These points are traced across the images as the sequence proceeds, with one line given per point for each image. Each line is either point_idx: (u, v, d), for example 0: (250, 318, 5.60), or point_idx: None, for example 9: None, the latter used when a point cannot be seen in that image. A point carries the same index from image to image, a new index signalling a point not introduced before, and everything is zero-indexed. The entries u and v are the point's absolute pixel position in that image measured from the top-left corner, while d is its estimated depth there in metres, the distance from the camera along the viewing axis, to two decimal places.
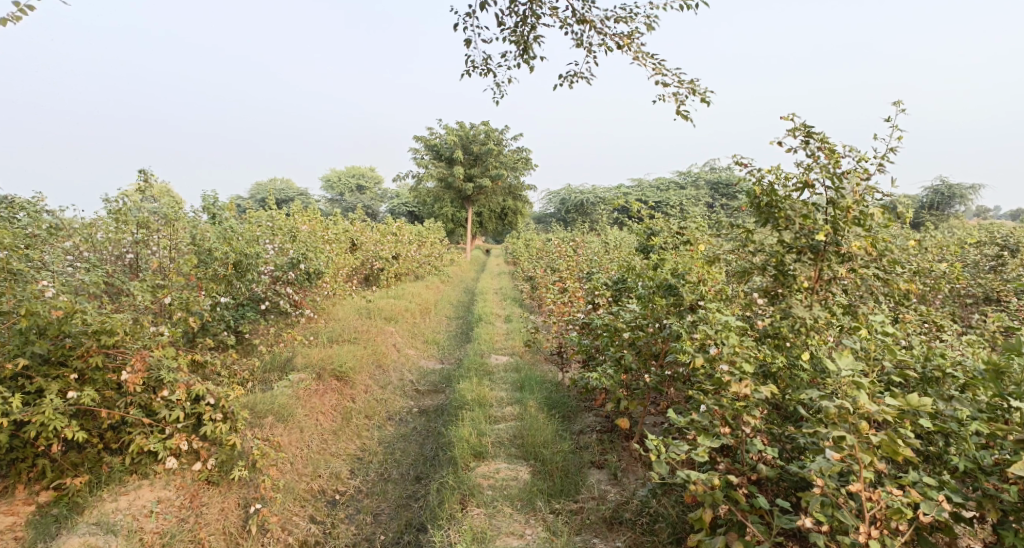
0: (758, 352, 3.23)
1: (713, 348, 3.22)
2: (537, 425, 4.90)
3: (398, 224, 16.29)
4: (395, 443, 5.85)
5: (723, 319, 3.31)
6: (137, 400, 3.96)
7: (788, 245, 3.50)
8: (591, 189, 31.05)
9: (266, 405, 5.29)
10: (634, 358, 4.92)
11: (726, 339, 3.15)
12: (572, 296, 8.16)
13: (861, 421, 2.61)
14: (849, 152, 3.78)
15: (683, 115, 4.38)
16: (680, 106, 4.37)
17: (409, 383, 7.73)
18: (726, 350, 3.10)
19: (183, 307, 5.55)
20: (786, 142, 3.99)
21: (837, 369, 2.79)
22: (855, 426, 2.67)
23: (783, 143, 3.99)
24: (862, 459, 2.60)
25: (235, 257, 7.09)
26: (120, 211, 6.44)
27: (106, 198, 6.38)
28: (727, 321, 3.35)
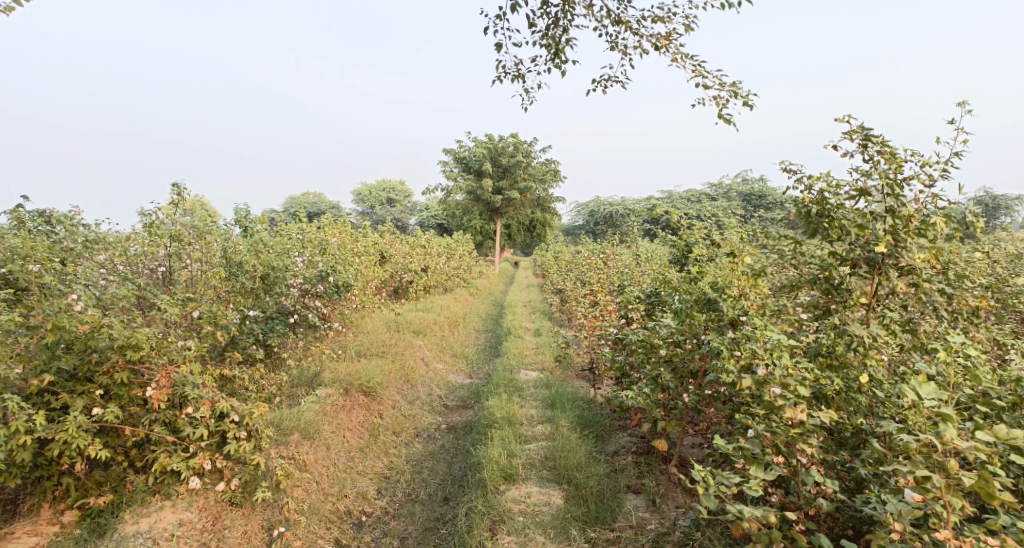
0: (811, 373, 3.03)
1: (762, 369, 2.97)
2: (570, 447, 4.72)
3: (427, 236, 16.26)
4: (423, 461, 5.71)
5: (772, 337, 3.11)
6: (161, 417, 3.86)
7: (841, 257, 3.30)
8: (621, 201, 30.80)
9: (292, 421, 5.19)
10: (672, 376, 4.72)
11: (778, 360, 2.93)
12: (604, 309, 7.97)
13: (951, 460, 2.43)
14: (910, 156, 3.57)
15: (725, 119, 4.19)
16: (723, 110, 4.19)
17: (437, 398, 7.60)
18: (779, 372, 2.86)
19: (211, 321, 5.49)
20: (840, 147, 3.80)
21: (918, 399, 2.61)
22: (942, 464, 2.48)
23: (838, 147, 3.80)
24: (952, 503, 2.42)
25: (263, 270, 6.83)
26: (153, 223, 6.56)
27: (140, 211, 6.47)
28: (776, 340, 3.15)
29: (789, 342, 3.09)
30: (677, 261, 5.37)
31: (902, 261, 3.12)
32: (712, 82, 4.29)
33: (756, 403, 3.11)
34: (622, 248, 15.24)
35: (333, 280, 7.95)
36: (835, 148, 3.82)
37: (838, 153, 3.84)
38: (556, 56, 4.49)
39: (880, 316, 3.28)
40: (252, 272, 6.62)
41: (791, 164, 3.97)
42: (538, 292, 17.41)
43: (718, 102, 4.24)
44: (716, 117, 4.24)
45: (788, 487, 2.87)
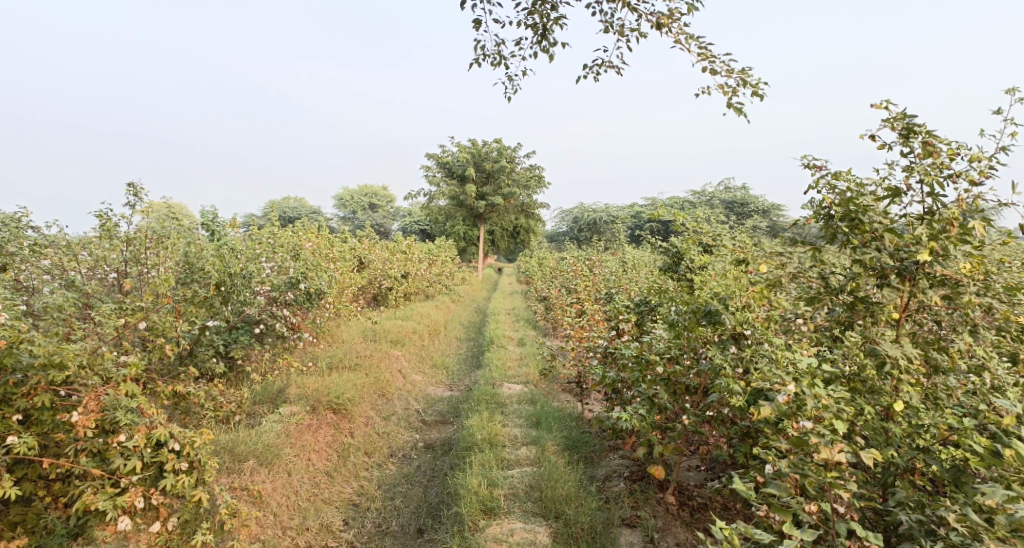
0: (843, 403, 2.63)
1: (783, 396, 2.57)
2: (557, 474, 4.27)
3: (408, 242, 15.73)
4: (397, 486, 5.24)
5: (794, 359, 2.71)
6: (88, 447, 3.36)
7: (869, 265, 2.92)
8: (605, 208, 30.44)
9: (248, 446, 4.68)
10: (669, 395, 4.31)
11: (805, 387, 2.52)
12: (591, 318, 7.55)
13: None
14: (957, 148, 3.19)
15: (734, 108, 3.80)
16: (731, 98, 3.82)
17: (415, 414, 7.11)
18: (807, 402, 2.46)
19: (158, 334, 4.95)
20: (878, 137, 3.44)
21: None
22: None
23: (875, 137, 3.43)
24: None
25: (218, 276, 6.15)
26: (107, 224, 6.02)
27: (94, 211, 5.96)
28: (798, 362, 2.74)
29: (816, 364, 2.67)
30: (670, 267, 5.01)
31: (941, 270, 2.76)
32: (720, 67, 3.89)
33: (776, 435, 2.70)
34: (607, 254, 14.86)
35: (304, 287, 7.44)
36: (873, 137, 3.46)
37: (875, 143, 3.47)
38: (545, 37, 4.07)
39: (912, 334, 2.91)
40: (207, 280, 6.03)
41: (814, 159, 3.60)
42: (520, 299, 16.96)
43: (725, 89, 3.86)
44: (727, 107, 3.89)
45: (816, 537, 2.46)
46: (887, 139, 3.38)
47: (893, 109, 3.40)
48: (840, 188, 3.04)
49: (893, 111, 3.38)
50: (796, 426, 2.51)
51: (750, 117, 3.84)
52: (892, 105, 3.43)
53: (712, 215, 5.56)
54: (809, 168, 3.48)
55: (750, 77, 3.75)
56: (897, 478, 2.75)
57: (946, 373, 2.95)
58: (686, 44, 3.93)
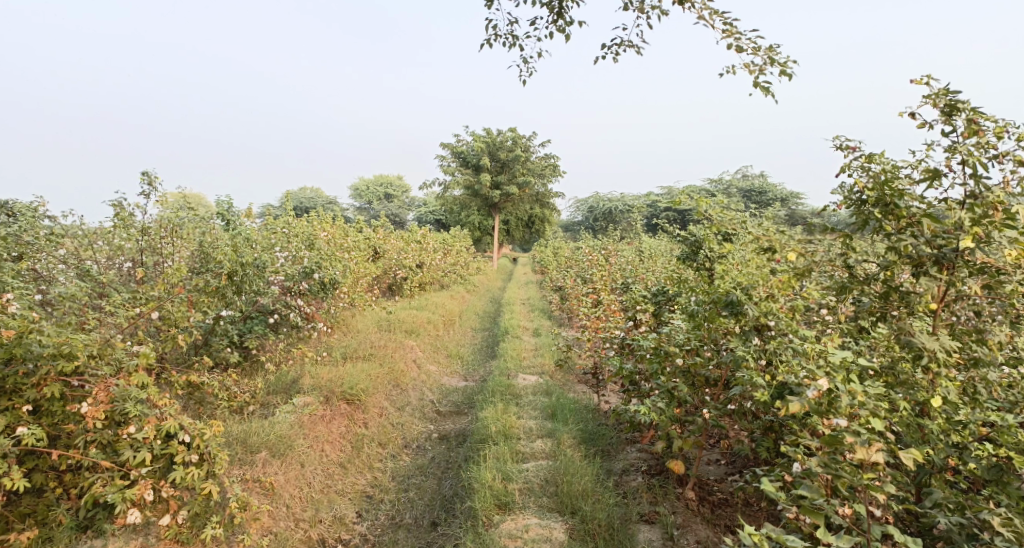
0: (876, 399, 2.52)
1: (814, 392, 2.46)
2: (574, 468, 4.19)
3: (423, 231, 15.65)
4: (411, 478, 5.18)
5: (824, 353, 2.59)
6: (98, 438, 3.32)
7: (905, 254, 2.78)
8: (621, 198, 30.18)
9: (261, 436, 4.64)
10: (689, 388, 4.21)
11: (837, 383, 2.40)
12: (608, 308, 7.43)
13: None
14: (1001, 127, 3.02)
15: (761, 88, 3.67)
16: (758, 77, 3.68)
17: (429, 404, 7.04)
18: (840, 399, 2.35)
19: (171, 324, 4.90)
20: (916, 116, 3.29)
21: None
22: None
23: (913, 116, 3.29)
24: None
25: (231, 268, 5.91)
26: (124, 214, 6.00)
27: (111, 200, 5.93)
28: (828, 356, 2.63)
29: (849, 357, 2.56)
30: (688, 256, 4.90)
31: (983, 258, 2.63)
32: (747, 44, 3.75)
33: (804, 432, 2.59)
34: (623, 244, 14.70)
35: (319, 277, 7.39)
36: (911, 116, 3.31)
37: (914, 122, 3.32)
38: (562, 16, 3.94)
39: (948, 326, 2.78)
40: (220, 269, 5.99)
41: (847, 140, 3.47)
42: (536, 289, 16.85)
43: (750, 69, 3.72)
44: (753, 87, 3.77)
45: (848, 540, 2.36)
46: (925, 118, 3.24)
47: (933, 85, 3.24)
48: (874, 170, 2.92)
49: (931, 88, 3.22)
50: (827, 423, 2.40)
51: (777, 97, 3.72)
52: (931, 82, 3.27)
53: (734, 202, 5.41)
54: (842, 150, 3.36)
55: (779, 56, 3.60)
56: (932, 477, 2.64)
57: (983, 367, 2.82)
58: (709, 21, 3.82)
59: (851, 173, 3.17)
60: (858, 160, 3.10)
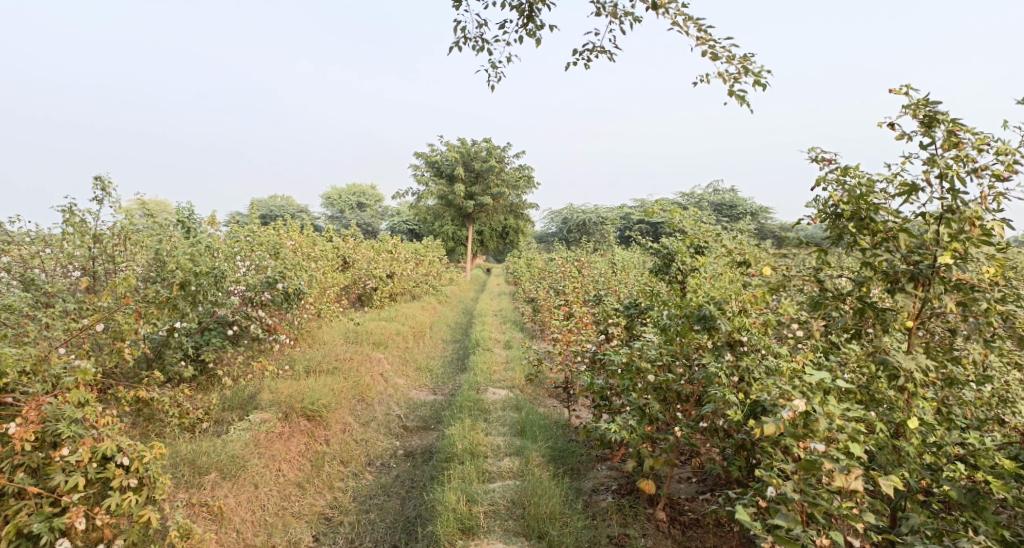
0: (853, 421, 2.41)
1: (789, 414, 2.35)
2: (541, 489, 4.03)
3: (394, 241, 15.41)
4: (373, 498, 4.97)
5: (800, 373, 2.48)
6: (26, 461, 3.06)
7: (881, 269, 2.69)
8: (594, 209, 30.23)
9: (210, 458, 4.42)
10: (660, 405, 4.08)
11: (813, 405, 2.29)
12: (580, 321, 7.30)
13: None
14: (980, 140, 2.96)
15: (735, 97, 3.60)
16: (732, 86, 3.62)
17: (396, 419, 6.82)
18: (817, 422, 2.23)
19: (117, 336, 4.64)
20: (896, 126, 3.22)
21: None
22: None
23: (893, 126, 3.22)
24: None
25: (185, 277, 5.61)
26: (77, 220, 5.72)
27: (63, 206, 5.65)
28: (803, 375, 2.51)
29: (826, 377, 2.45)
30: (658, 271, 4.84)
31: (960, 275, 2.55)
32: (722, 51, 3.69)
33: (779, 455, 2.47)
34: (596, 256, 14.63)
35: (282, 287, 7.14)
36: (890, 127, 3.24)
37: (893, 132, 3.25)
38: (531, 19, 3.83)
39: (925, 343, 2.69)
40: (170, 279, 5.65)
41: (824, 151, 3.40)
42: (508, 301, 16.70)
43: (724, 77, 3.64)
44: (727, 95, 3.71)
45: None
46: (905, 129, 3.17)
47: (913, 95, 3.18)
48: (849, 183, 2.83)
49: (911, 97, 3.15)
50: (802, 448, 2.28)
51: (751, 106, 3.65)
52: (910, 91, 3.21)
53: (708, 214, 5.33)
54: (817, 162, 3.28)
55: (753, 65, 3.53)
56: (908, 501, 2.54)
57: (960, 386, 2.74)
58: (683, 27, 3.74)
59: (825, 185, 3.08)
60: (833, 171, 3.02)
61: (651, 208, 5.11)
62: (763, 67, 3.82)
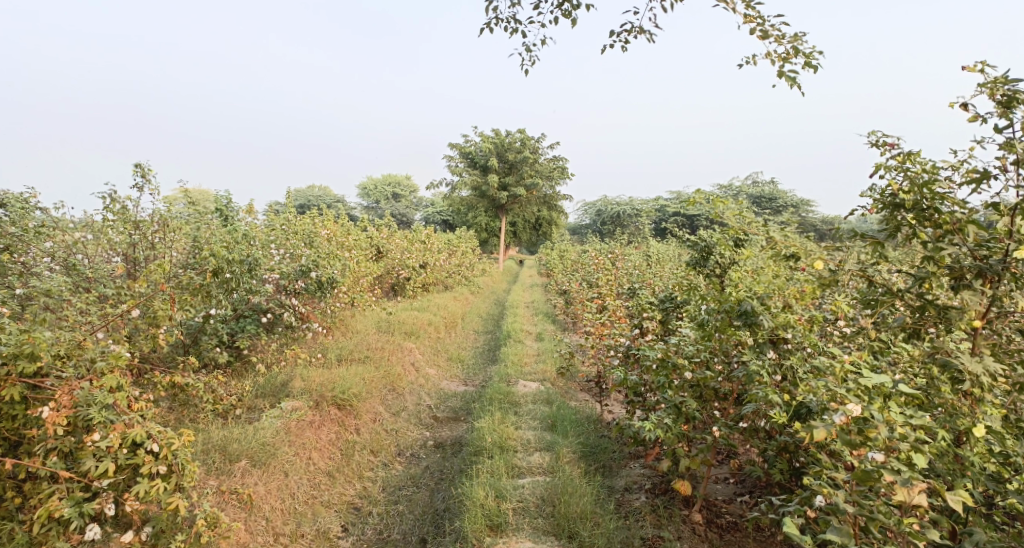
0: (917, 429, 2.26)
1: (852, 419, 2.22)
2: (573, 486, 3.94)
3: (427, 231, 15.41)
4: (402, 489, 4.93)
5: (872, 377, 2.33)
6: (59, 445, 3.09)
7: (945, 265, 2.51)
8: (629, 202, 29.86)
9: (242, 444, 4.41)
10: (699, 403, 3.95)
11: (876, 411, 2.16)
12: (614, 314, 7.15)
13: None
14: None
15: (786, 79, 3.44)
16: (782, 67, 3.47)
17: (426, 410, 6.79)
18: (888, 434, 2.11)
19: (151, 322, 4.67)
20: (969, 107, 3.02)
21: None
22: None
23: (964, 108, 3.02)
24: None
25: (217, 263, 5.50)
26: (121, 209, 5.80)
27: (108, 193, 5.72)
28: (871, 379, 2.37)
29: (883, 380, 2.30)
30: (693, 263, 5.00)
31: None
32: (772, 30, 3.53)
33: (833, 463, 2.34)
34: (631, 248, 14.42)
35: (316, 275, 7.14)
36: (962, 108, 3.04)
37: (966, 114, 3.04)
38: (568, 1, 3.71)
39: (991, 344, 2.52)
40: (202, 266, 5.60)
41: (884, 135, 3.23)
42: (541, 293, 16.57)
43: (773, 58, 3.48)
44: (777, 77, 3.55)
45: None
46: (977, 111, 2.97)
47: (987, 74, 2.98)
48: (910, 171, 2.65)
49: (988, 75, 2.95)
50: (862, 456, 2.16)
51: (801, 89, 3.48)
52: (987, 68, 3.00)
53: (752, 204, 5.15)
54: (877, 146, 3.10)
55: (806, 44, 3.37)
56: (969, 514, 2.39)
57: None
58: (731, 5, 3.59)
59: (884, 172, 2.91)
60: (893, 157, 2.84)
61: (692, 198, 4.98)
62: (817, 47, 3.63)
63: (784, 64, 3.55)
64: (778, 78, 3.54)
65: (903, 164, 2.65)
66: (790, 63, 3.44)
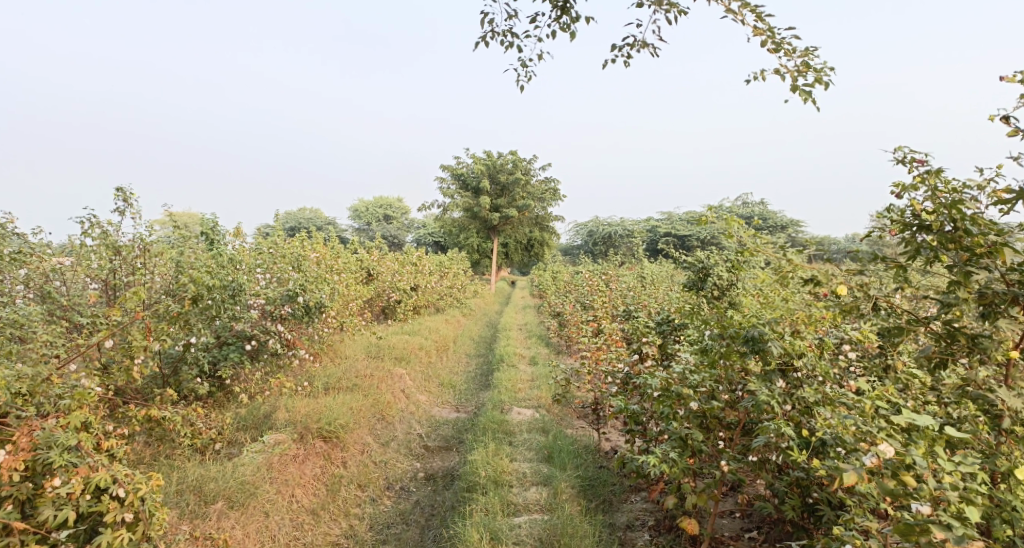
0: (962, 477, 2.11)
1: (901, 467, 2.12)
2: (572, 526, 3.72)
3: (419, 253, 15.19)
4: (391, 526, 4.68)
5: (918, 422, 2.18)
6: (14, 493, 2.83)
7: (975, 290, 2.35)
8: (620, 222, 29.79)
9: (218, 484, 4.20)
10: (704, 435, 3.75)
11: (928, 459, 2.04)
12: (610, 337, 6.95)
13: None
14: None
15: (798, 93, 3.29)
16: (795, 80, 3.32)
17: (417, 439, 6.53)
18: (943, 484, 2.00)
19: (126, 353, 4.42)
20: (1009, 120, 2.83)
21: None
22: None
23: (1004, 121, 2.84)
24: None
25: (196, 290, 5.25)
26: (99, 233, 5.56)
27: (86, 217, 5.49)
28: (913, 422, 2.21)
29: (931, 423, 2.11)
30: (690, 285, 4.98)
31: None
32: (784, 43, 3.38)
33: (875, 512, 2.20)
34: (624, 270, 14.25)
35: (303, 300, 6.91)
36: (1003, 121, 2.86)
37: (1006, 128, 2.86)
38: (565, 13, 3.56)
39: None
40: (181, 294, 5.36)
41: (912, 151, 3.06)
42: (534, 315, 16.35)
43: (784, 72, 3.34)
44: (789, 91, 3.40)
45: None
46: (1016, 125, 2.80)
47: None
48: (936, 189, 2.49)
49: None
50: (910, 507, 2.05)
51: (814, 103, 3.33)
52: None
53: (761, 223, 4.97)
54: (903, 162, 2.94)
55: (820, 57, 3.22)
56: None
57: None
58: (739, 16, 3.45)
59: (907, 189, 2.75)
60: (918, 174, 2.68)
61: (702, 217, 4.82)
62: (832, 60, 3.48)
63: (796, 78, 3.40)
64: (790, 91, 3.39)
65: (926, 183, 2.50)
66: (803, 76, 3.29)
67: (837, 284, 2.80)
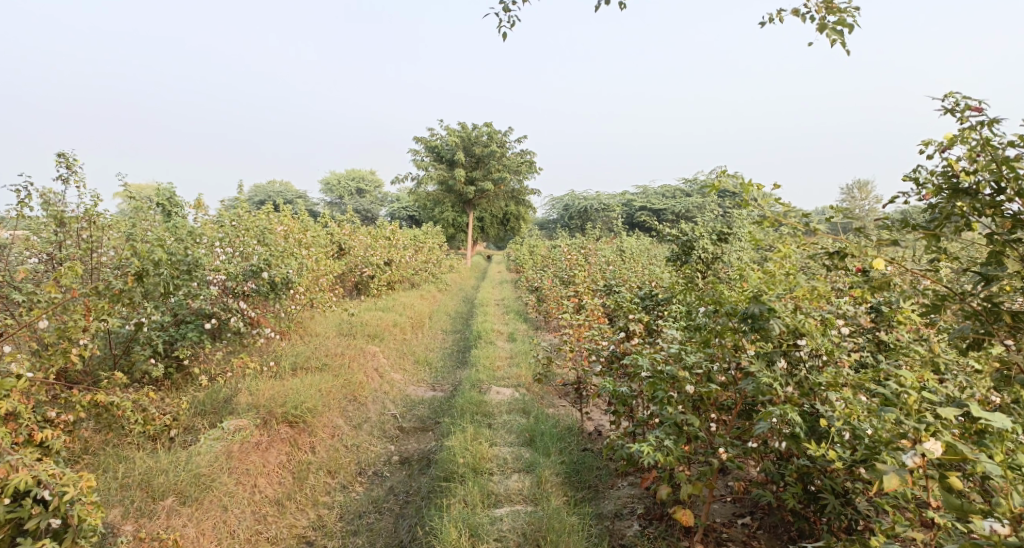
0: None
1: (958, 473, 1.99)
2: (557, 520, 3.45)
3: (393, 227, 14.72)
4: (363, 516, 4.38)
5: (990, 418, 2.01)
6: None
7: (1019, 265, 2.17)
8: (597, 197, 29.49)
9: (168, 479, 3.87)
10: (698, 418, 3.49)
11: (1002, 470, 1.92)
12: (593, 312, 6.65)
13: None
14: None
15: (828, 34, 3.02)
16: (828, 19, 3.04)
17: (391, 420, 6.21)
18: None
19: (64, 335, 4.09)
20: None
21: None
22: None
23: None
24: None
25: (143, 265, 4.82)
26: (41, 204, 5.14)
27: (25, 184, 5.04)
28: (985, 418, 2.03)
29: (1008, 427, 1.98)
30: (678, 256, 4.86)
31: None
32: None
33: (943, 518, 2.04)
34: (603, 243, 13.94)
35: (268, 276, 6.50)
36: None
37: None
38: None
39: None
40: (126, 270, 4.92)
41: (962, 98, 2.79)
42: (511, 290, 16.02)
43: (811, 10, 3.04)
44: (816, 30, 3.11)
45: None
46: None
47: None
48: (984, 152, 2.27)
49: None
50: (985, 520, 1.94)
51: (841, 46, 3.05)
52: None
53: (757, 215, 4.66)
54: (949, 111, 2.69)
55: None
56: None
57: None
58: None
59: (948, 147, 2.52)
60: (961, 131, 2.45)
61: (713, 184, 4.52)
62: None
63: (823, 17, 3.10)
64: (816, 31, 3.11)
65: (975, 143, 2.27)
66: (829, 16, 3.00)
67: (866, 255, 2.57)
